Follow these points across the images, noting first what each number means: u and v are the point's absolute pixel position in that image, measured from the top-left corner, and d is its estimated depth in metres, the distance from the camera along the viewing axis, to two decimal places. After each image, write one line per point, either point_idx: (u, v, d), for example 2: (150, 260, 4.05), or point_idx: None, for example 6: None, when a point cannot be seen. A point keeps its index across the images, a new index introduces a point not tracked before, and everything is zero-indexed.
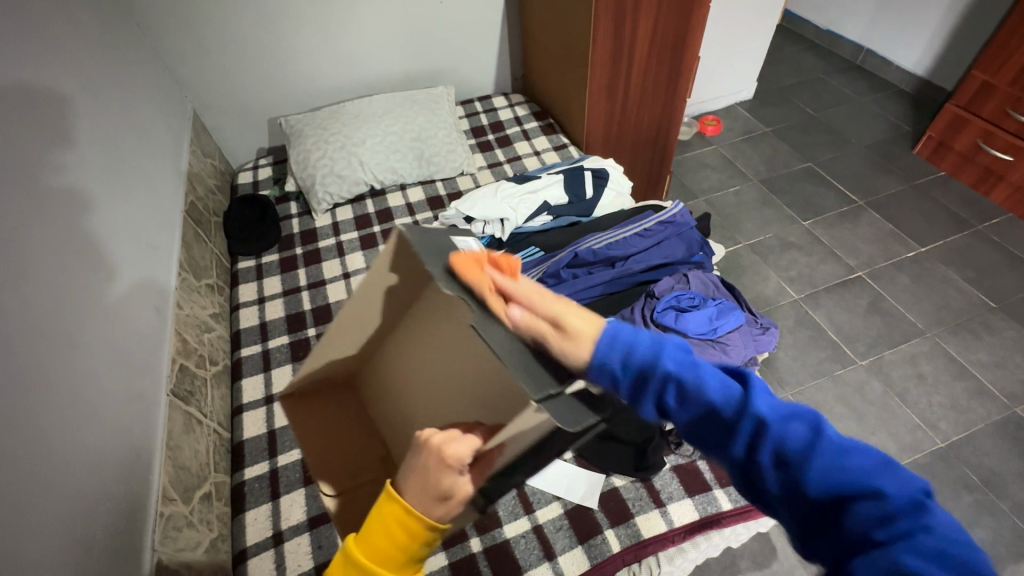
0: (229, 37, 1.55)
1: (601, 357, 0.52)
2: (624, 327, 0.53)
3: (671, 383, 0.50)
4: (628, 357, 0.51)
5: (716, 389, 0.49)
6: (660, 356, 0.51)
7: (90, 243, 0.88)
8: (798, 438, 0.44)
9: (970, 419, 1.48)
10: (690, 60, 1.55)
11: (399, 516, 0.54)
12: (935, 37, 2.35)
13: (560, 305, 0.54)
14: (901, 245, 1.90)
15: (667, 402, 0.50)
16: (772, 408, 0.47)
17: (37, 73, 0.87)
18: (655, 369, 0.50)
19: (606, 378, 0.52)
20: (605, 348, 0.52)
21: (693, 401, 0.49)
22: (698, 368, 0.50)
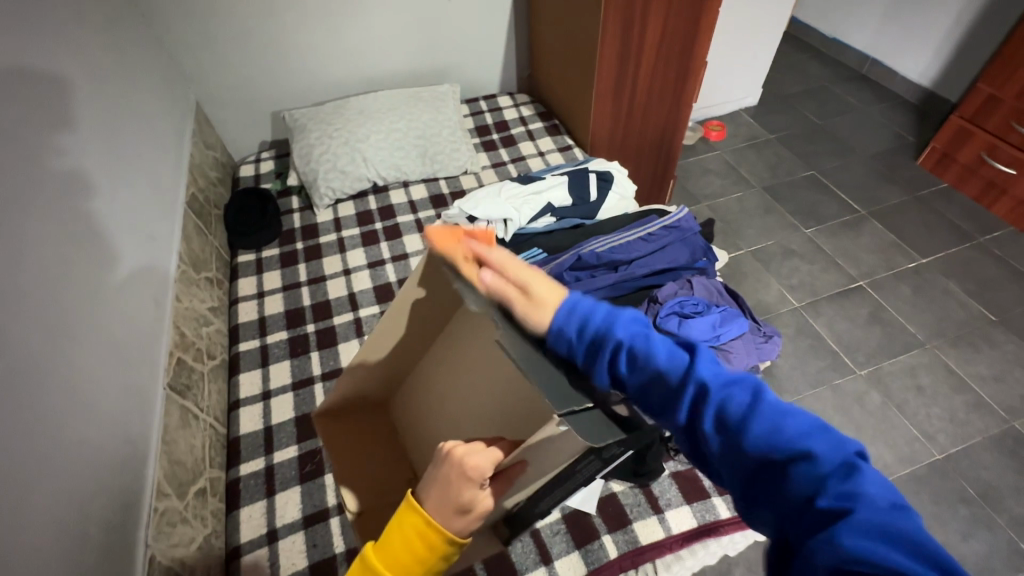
0: (235, 29, 1.54)
1: (559, 324, 0.52)
2: (583, 298, 0.53)
3: (623, 352, 0.50)
4: (583, 324, 0.52)
5: (663, 359, 0.49)
6: (613, 324, 0.51)
7: (90, 234, 0.87)
8: (740, 404, 0.44)
9: (968, 432, 1.48)
10: (698, 65, 1.54)
11: (423, 529, 0.53)
12: (942, 49, 2.35)
13: (529, 273, 0.55)
14: (902, 256, 1.90)
15: (619, 371, 0.51)
16: (716, 374, 0.47)
17: (40, 61, 0.86)
18: (609, 338, 0.50)
19: (564, 345, 0.53)
20: (564, 315, 0.53)
21: (644, 370, 0.49)
22: (650, 338, 0.51)
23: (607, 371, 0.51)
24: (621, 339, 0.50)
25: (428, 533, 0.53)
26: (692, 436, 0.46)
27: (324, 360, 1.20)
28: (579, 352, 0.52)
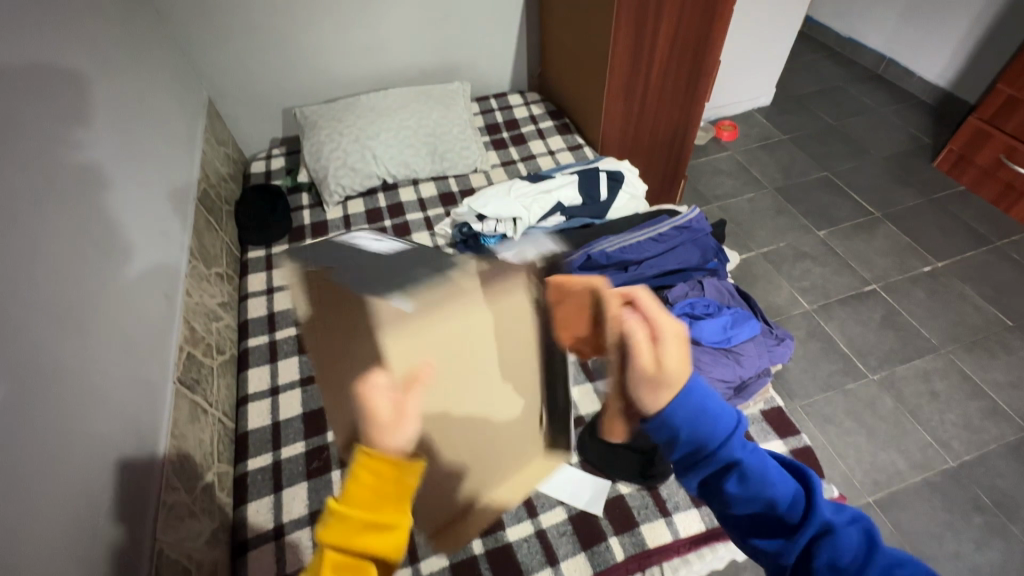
0: (248, 26, 1.55)
1: (676, 412, 0.59)
2: (712, 400, 0.61)
3: (737, 470, 0.59)
4: (703, 430, 0.59)
5: (778, 486, 0.59)
6: (733, 443, 0.60)
7: (103, 228, 0.87)
8: (849, 548, 0.54)
9: (983, 440, 1.45)
10: (711, 63, 1.52)
11: (376, 467, 0.54)
12: (960, 49, 2.31)
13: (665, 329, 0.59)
14: (917, 259, 1.87)
15: (729, 486, 0.59)
16: (830, 511, 0.57)
17: (57, 56, 0.87)
18: (728, 454, 0.59)
19: (667, 433, 0.60)
20: (687, 415, 0.59)
21: (756, 490, 0.58)
22: (762, 463, 0.60)
23: (717, 483, 0.60)
24: (735, 459, 0.59)
25: (382, 467, 0.54)
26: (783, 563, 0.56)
27: None
28: (688, 454, 0.61)
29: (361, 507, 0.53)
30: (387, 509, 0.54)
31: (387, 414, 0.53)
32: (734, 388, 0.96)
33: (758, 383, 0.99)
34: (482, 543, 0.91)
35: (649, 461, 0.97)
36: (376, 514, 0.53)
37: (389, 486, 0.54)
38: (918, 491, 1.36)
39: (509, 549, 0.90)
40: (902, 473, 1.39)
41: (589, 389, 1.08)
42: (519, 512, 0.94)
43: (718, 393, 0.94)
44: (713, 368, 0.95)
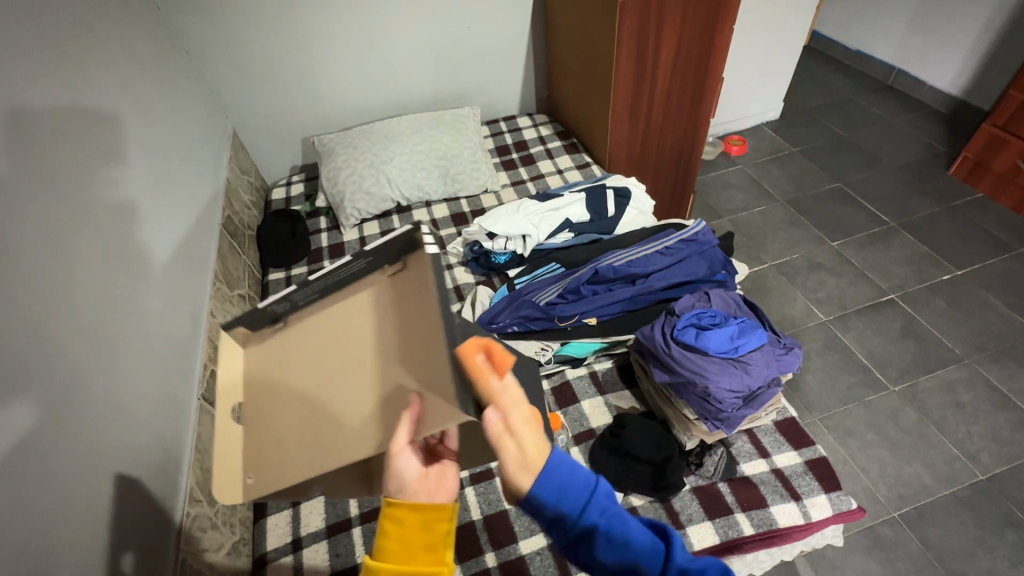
0: (270, 62, 1.65)
1: (539, 494, 0.52)
2: (569, 475, 0.53)
3: (598, 533, 0.54)
4: (561, 505, 0.53)
5: (638, 540, 0.55)
6: (590, 506, 0.54)
7: (134, 253, 0.93)
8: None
9: (1014, 452, 1.40)
10: (714, 80, 1.56)
11: (400, 517, 0.57)
12: (970, 57, 2.30)
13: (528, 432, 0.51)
14: (936, 268, 1.84)
15: (598, 552, 0.54)
16: (689, 561, 0.55)
17: (94, 95, 0.95)
18: (583, 522, 0.53)
19: (534, 510, 0.53)
20: (547, 487, 0.52)
21: (619, 551, 0.54)
22: (626, 520, 0.55)
23: (586, 553, 0.55)
24: (596, 522, 0.54)
25: (405, 516, 0.57)
26: None
27: None
28: (551, 525, 0.55)
29: (395, 559, 0.56)
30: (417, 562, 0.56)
31: (399, 466, 0.54)
32: (743, 398, 0.97)
33: (768, 393, 1.00)
34: (495, 556, 0.92)
35: (662, 472, 0.95)
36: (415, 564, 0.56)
37: (416, 534, 0.57)
38: (946, 506, 1.32)
39: (522, 562, 0.91)
40: (928, 487, 1.35)
41: (600, 403, 1.10)
42: (532, 525, 0.95)
43: (726, 403, 0.95)
44: (720, 378, 0.95)
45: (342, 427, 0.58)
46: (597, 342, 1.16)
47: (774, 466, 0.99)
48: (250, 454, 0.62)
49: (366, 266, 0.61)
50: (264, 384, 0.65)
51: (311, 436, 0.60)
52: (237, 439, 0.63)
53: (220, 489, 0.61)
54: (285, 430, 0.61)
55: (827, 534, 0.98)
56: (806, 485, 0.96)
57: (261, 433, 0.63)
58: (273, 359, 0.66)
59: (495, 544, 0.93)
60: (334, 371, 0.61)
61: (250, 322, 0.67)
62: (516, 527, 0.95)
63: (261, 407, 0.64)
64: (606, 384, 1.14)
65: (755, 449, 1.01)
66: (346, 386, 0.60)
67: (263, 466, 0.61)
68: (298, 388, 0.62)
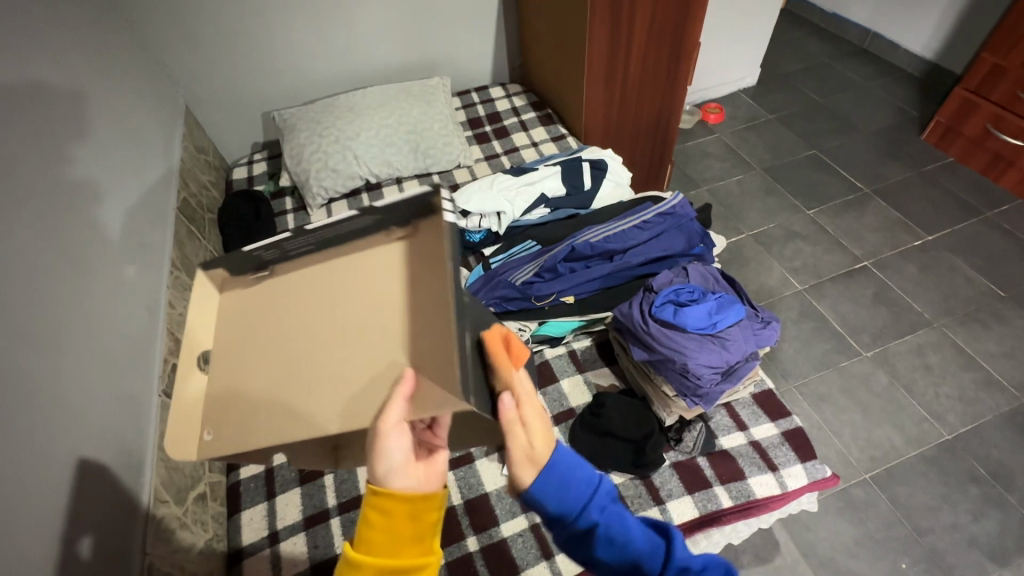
0: (223, 32, 1.53)
1: (538, 486, 0.54)
2: (575, 474, 0.56)
3: (599, 531, 0.56)
4: (560, 498, 0.55)
5: (640, 542, 0.57)
6: (590, 504, 0.56)
7: (78, 242, 0.86)
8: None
9: (978, 411, 1.45)
10: (691, 45, 1.51)
11: (386, 507, 0.55)
12: (944, 20, 2.29)
13: (539, 424, 0.54)
14: (908, 233, 1.86)
15: (596, 552, 0.56)
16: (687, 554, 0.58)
17: (22, 68, 0.85)
18: (585, 518, 0.55)
19: (537, 507, 0.55)
20: (546, 480, 0.55)
21: (621, 552, 0.56)
22: (624, 518, 0.57)
23: (584, 551, 0.56)
24: (595, 522, 0.56)
25: (393, 506, 0.55)
26: None
27: None
28: (553, 525, 0.57)
29: (380, 551, 0.55)
30: (404, 552, 0.55)
31: (388, 448, 0.50)
32: (721, 373, 0.96)
33: (746, 366, 1.00)
34: (476, 540, 0.91)
35: (642, 450, 0.96)
36: (395, 555, 0.55)
37: (403, 524, 0.55)
38: (914, 465, 1.37)
39: (504, 545, 0.90)
40: (897, 448, 1.39)
41: (579, 382, 1.09)
42: (512, 507, 0.95)
43: (706, 378, 0.94)
44: (699, 355, 0.94)
45: (324, 402, 0.51)
46: (575, 321, 1.14)
47: (751, 438, 1.00)
48: (210, 411, 0.54)
49: (370, 224, 0.54)
50: (235, 336, 0.57)
51: (282, 403, 0.52)
52: (199, 400, 0.54)
53: (169, 445, 0.51)
54: (252, 397, 0.53)
55: (803, 501, 0.99)
56: (782, 456, 0.97)
57: (229, 407, 0.53)
58: (239, 310, 0.58)
59: (476, 528, 0.92)
60: (312, 337, 0.54)
61: (230, 264, 0.58)
62: (497, 510, 0.94)
63: (227, 366, 0.55)
64: (585, 362, 1.12)
65: (732, 422, 1.02)
66: (332, 347, 0.53)
67: (224, 429, 0.53)
68: (279, 351, 0.54)
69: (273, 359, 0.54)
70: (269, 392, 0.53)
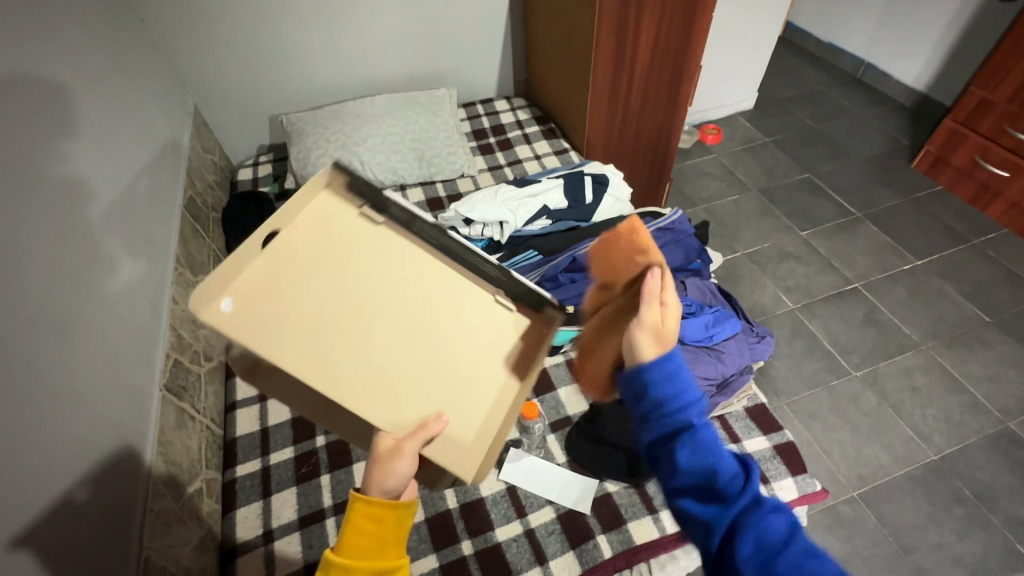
0: (235, 36, 1.56)
1: (645, 365, 0.62)
2: (679, 371, 0.61)
3: (688, 435, 0.58)
4: (657, 383, 0.61)
5: (726, 470, 0.57)
6: (689, 407, 0.60)
7: (87, 235, 0.87)
8: (777, 529, 0.53)
9: (964, 433, 1.48)
10: (693, 68, 1.55)
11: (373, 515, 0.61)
12: (934, 54, 2.37)
13: (672, 316, 0.65)
14: (898, 257, 1.91)
15: (679, 453, 0.58)
16: (767, 502, 0.56)
17: (40, 64, 0.87)
18: (677, 413, 0.59)
19: (638, 383, 0.62)
20: (655, 364, 0.61)
21: (703, 467, 0.57)
22: (715, 439, 0.59)
23: (667, 449, 0.59)
24: (688, 425, 0.59)
25: (380, 515, 0.61)
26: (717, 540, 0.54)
27: None
28: (646, 411, 0.61)
29: (363, 555, 0.60)
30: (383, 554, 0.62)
31: (397, 468, 0.60)
32: (717, 385, 0.99)
33: (740, 380, 1.02)
34: (471, 543, 0.92)
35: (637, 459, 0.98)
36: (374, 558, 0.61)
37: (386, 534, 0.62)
38: (901, 485, 1.39)
39: (499, 549, 0.91)
40: (885, 467, 1.42)
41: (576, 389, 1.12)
42: (508, 512, 0.95)
43: (701, 390, 0.96)
44: (695, 366, 0.97)
45: (363, 364, 0.65)
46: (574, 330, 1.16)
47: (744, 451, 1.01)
48: (241, 288, 0.65)
49: (488, 276, 0.74)
50: (307, 246, 0.69)
51: (314, 332, 0.65)
52: (247, 270, 0.65)
53: (198, 296, 0.60)
54: (290, 308, 0.65)
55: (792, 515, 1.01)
56: (774, 469, 0.98)
57: (264, 299, 0.65)
58: (329, 222, 0.71)
59: (472, 532, 0.93)
60: (365, 307, 0.68)
61: (352, 183, 0.71)
62: (492, 514, 0.95)
63: (285, 263, 0.68)
64: None
65: (726, 434, 1.03)
66: (374, 343, 0.67)
67: (250, 311, 0.63)
68: (332, 297, 0.67)
69: (327, 296, 0.67)
70: (308, 317, 0.65)
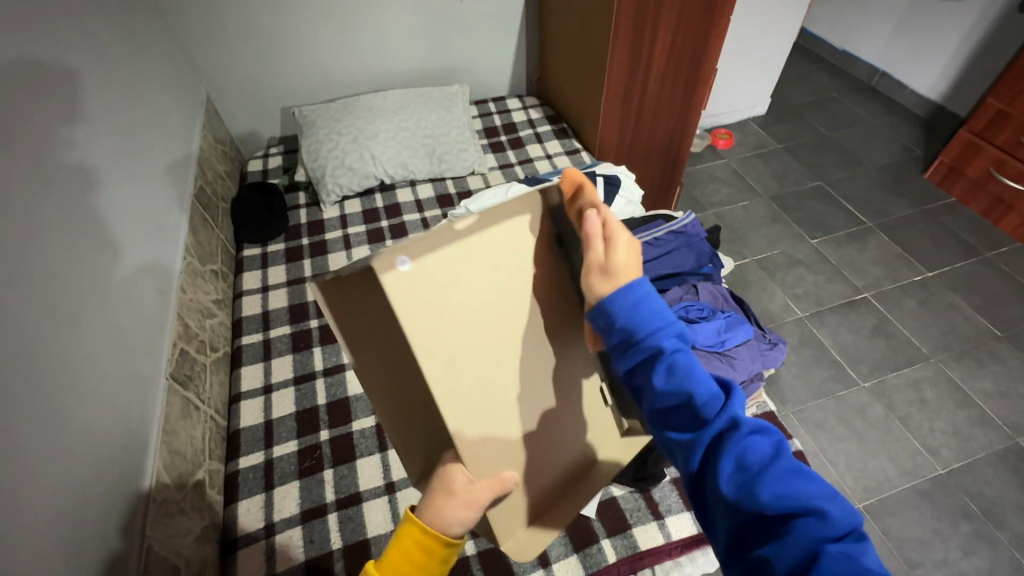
0: (249, 26, 1.56)
1: (612, 298, 0.56)
2: (649, 299, 0.56)
3: (661, 361, 0.54)
4: (629, 314, 0.55)
5: (701, 391, 0.53)
6: (660, 333, 0.55)
7: (99, 221, 0.87)
8: (758, 449, 0.49)
9: (972, 448, 1.46)
10: (708, 72, 1.54)
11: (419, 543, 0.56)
12: (951, 64, 2.35)
13: (619, 247, 0.56)
14: (908, 268, 1.89)
15: (655, 380, 0.54)
16: (746, 420, 0.52)
17: (57, 48, 0.87)
18: (648, 342, 0.55)
19: (604, 320, 0.57)
20: (621, 293, 0.56)
21: (677, 394, 0.53)
22: (689, 362, 0.55)
23: (644, 376, 0.55)
24: (661, 349, 0.55)
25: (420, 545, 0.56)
26: (694, 465, 0.51)
27: (326, 355, 1.19)
28: (618, 344, 0.56)
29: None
30: None
31: (459, 514, 0.56)
32: None
33: (751, 387, 1.01)
34: (474, 544, 0.91)
35: (643, 464, 0.95)
36: None
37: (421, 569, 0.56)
38: (907, 498, 1.37)
39: (502, 550, 0.90)
40: (891, 479, 1.40)
41: None
42: None
43: None
44: (706, 371, 0.95)
45: (489, 407, 0.59)
46: None
47: None
48: (428, 261, 0.50)
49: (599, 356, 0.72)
50: (496, 253, 0.56)
51: (458, 357, 0.54)
52: (434, 250, 0.50)
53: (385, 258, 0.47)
54: (449, 317, 0.53)
55: None
56: None
57: (426, 299, 0.50)
58: (515, 240, 0.58)
59: (474, 532, 0.92)
60: (508, 349, 0.59)
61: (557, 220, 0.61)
62: None
63: (472, 259, 0.54)
64: None
65: None
66: (503, 385, 0.60)
67: (419, 293, 0.50)
68: (483, 324, 0.56)
69: (482, 323, 0.56)
70: (468, 334, 0.55)
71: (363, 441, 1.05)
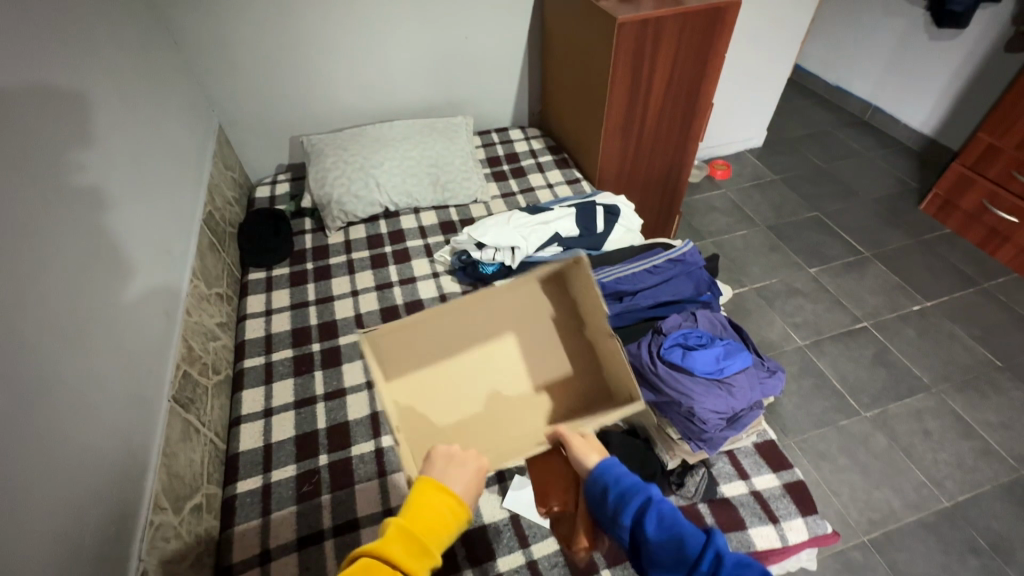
0: (261, 60, 1.62)
1: (601, 468, 0.72)
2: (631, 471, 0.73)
3: (651, 510, 0.67)
4: (621, 478, 0.71)
5: (687, 528, 0.65)
6: (645, 490, 0.69)
7: (110, 245, 0.89)
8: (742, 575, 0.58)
9: (977, 480, 1.45)
10: (705, 104, 1.61)
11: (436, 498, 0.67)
12: (941, 100, 2.42)
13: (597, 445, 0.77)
14: (907, 298, 1.91)
15: (647, 528, 0.66)
16: (730, 554, 0.61)
17: (78, 81, 0.91)
18: (638, 495, 0.68)
19: (599, 486, 0.71)
20: (609, 467, 0.72)
21: (668, 530, 0.65)
22: (675, 514, 0.67)
23: (638, 530, 0.67)
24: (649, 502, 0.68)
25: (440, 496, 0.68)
26: None
27: (327, 379, 1.20)
28: (613, 507, 0.69)
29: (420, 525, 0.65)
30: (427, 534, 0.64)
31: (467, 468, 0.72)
32: (726, 420, 0.98)
33: (751, 415, 1.01)
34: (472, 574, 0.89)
35: None
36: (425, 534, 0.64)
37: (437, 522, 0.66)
38: (913, 531, 1.35)
39: None
40: (896, 512, 1.38)
41: None
42: (511, 542, 0.93)
43: (711, 423, 0.95)
44: (705, 399, 0.95)
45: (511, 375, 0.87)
46: None
47: (753, 488, 1.00)
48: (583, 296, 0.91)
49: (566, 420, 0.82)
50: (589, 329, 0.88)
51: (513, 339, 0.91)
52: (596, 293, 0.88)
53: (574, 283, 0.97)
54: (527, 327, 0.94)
55: (803, 558, 0.98)
56: (783, 508, 0.96)
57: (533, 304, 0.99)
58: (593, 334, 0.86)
59: (473, 561, 0.91)
60: None
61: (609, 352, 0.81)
62: (495, 544, 0.93)
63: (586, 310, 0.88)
64: None
65: (735, 470, 1.02)
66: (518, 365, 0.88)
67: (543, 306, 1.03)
68: None
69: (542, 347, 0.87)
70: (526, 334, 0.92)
71: (362, 466, 1.05)
